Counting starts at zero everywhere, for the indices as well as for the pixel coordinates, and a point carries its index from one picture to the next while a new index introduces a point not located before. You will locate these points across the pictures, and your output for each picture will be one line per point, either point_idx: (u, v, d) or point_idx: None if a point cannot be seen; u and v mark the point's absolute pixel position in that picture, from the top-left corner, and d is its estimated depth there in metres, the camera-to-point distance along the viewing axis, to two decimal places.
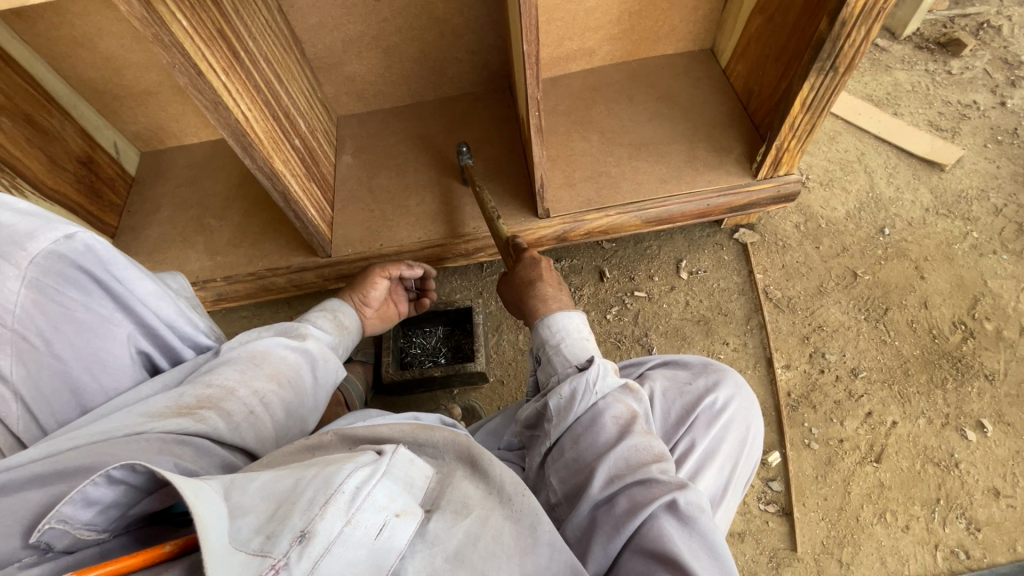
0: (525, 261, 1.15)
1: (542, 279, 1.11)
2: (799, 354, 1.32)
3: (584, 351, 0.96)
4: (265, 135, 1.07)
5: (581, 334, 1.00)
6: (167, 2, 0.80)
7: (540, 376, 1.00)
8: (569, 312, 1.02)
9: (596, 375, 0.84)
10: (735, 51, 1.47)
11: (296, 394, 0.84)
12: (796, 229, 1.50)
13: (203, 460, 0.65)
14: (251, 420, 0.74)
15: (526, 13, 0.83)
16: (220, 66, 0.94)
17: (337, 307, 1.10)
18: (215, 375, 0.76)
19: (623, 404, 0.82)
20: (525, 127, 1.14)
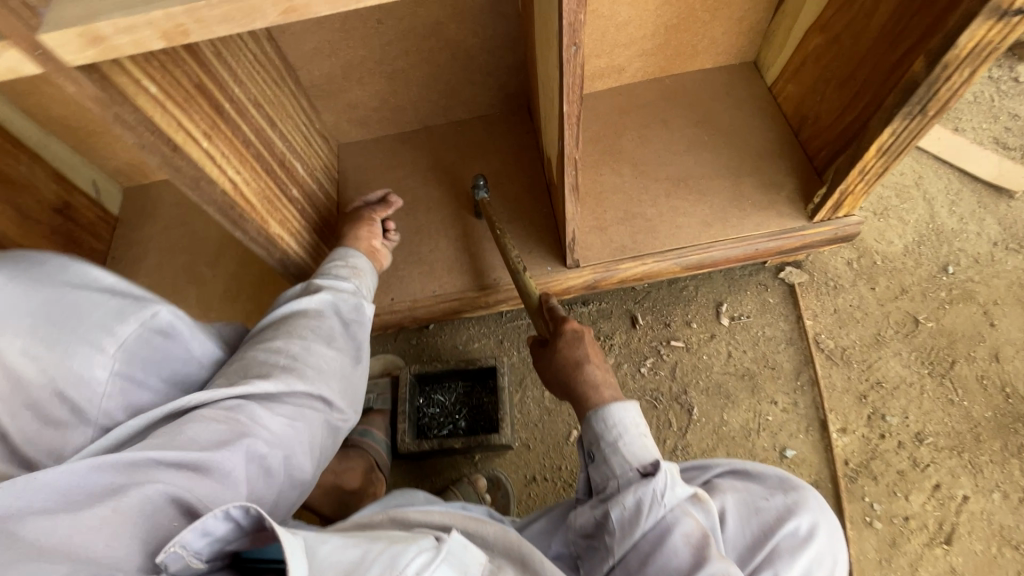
0: (567, 336, 1.02)
1: (588, 361, 1.00)
2: (857, 416, 1.19)
3: (645, 452, 0.87)
4: (259, 199, 0.94)
5: (638, 428, 0.90)
6: (129, 70, 0.67)
7: (591, 475, 0.91)
8: (624, 404, 0.92)
9: (663, 485, 0.79)
10: (785, 69, 1.31)
11: (331, 342, 0.92)
12: (848, 266, 1.36)
13: (256, 419, 0.75)
14: (291, 372, 0.83)
15: (567, 73, 0.68)
16: (202, 131, 0.80)
17: (347, 254, 1.08)
18: (252, 350, 0.86)
19: (693, 519, 0.77)
20: (557, 180, 0.99)
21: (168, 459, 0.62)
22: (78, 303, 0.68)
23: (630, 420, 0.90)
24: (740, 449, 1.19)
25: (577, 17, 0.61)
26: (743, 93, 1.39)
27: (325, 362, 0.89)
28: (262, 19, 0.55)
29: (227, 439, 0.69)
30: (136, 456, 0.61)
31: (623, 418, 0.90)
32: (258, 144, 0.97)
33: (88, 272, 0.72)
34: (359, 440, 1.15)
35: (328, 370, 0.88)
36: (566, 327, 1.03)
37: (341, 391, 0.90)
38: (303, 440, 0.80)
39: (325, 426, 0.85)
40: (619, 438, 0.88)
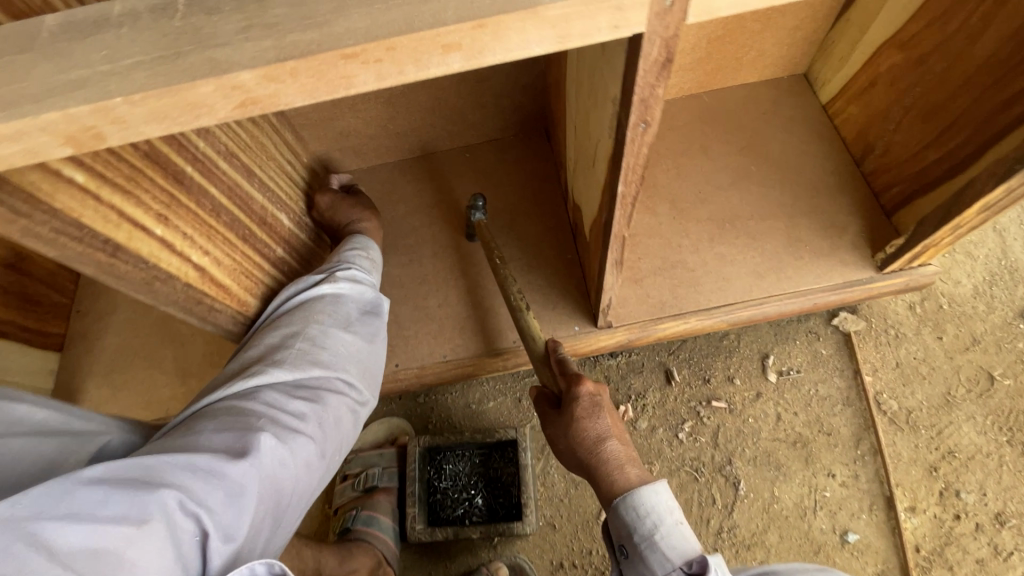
0: (583, 405, 0.82)
1: (608, 434, 0.82)
2: (927, 493, 1.06)
3: (688, 544, 0.73)
4: (236, 278, 0.78)
5: (673, 512, 0.75)
6: (38, 166, 0.51)
7: (628, 573, 0.76)
8: (654, 486, 0.76)
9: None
10: (847, 86, 1.12)
11: (348, 326, 0.85)
12: (910, 311, 1.20)
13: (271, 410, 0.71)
14: (307, 360, 0.78)
15: (628, 155, 0.52)
16: (156, 214, 0.63)
17: (363, 244, 0.97)
18: (264, 337, 0.81)
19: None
20: (594, 246, 0.82)
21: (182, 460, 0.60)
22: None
23: (665, 506, 0.75)
24: (794, 532, 1.05)
25: (653, 91, 0.45)
26: (793, 113, 1.20)
27: (343, 347, 0.83)
28: (213, 116, 0.39)
29: (245, 438, 0.66)
30: (149, 461, 0.59)
31: (657, 506, 0.75)
32: (237, 207, 0.80)
33: (9, 409, 0.60)
34: (364, 532, 1.01)
35: (347, 354, 0.84)
36: (581, 392, 0.83)
37: (361, 375, 0.86)
38: (325, 427, 0.77)
39: (349, 409, 0.82)
40: (656, 530, 0.74)
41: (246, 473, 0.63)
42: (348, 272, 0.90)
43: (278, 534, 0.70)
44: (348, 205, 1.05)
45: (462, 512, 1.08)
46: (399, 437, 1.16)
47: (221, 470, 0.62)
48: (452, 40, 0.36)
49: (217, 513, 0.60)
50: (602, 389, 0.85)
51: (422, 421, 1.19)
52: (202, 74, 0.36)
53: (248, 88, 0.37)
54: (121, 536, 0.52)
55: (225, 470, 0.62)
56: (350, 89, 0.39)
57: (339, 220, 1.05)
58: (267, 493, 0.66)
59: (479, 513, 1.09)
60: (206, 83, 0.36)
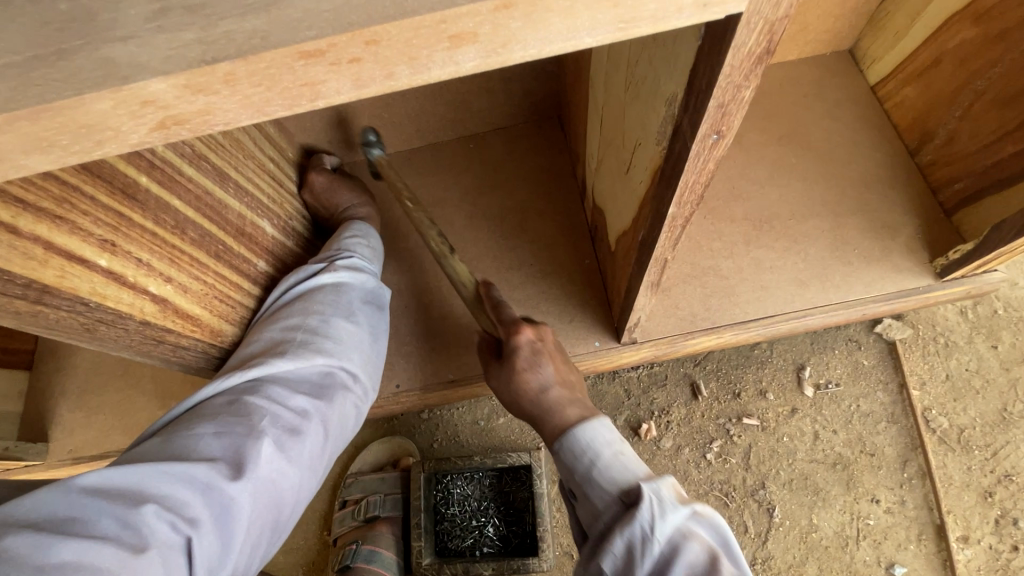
0: (524, 355, 0.71)
1: (552, 383, 0.72)
2: (981, 521, 0.97)
3: (632, 472, 0.63)
4: (209, 303, 0.67)
5: (614, 443, 0.67)
6: None
7: (579, 517, 0.67)
8: (592, 420, 0.68)
9: (650, 517, 0.57)
10: (905, 62, 0.97)
11: (352, 316, 0.76)
12: (961, 317, 1.08)
13: (273, 410, 0.62)
14: (307, 355, 0.68)
15: (687, 173, 0.40)
16: (100, 241, 0.52)
17: (360, 230, 0.87)
18: (259, 328, 0.72)
19: (697, 542, 0.56)
20: (624, 261, 0.70)
21: (173, 472, 0.53)
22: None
23: (605, 438, 0.67)
24: (834, 563, 0.98)
25: (738, 92, 0.33)
26: (837, 95, 1.07)
27: (349, 339, 0.74)
28: (122, 141, 0.27)
29: (241, 445, 0.58)
30: (134, 473, 0.51)
31: (593, 441, 0.66)
32: (214, 217, 0.68)
33: None
34: (366, 570, 0.93)
35: (353, 346, 0.74)
36: (521, 341, 0.71)
37: (367, 368, 0.77)
38: (330, 427, 0.68)
39: (355, 406, 0.74)
40: (594, 466, 0.65)
41: (243, 487, 0.56)
42: (349, 258, 0.80)
43: (278, 541, 0.64)
44: (347, 187, 0.94)
45: (472, 542, 1.00)
46: (402, 460, 1.07)
47: (216, 484, 0.54)
48: (464, 28, 0.25)
49: (210, 532, 0.53)
50: (541, 329, 0.74)
51: (427, 440, 1.10)
52: (93, 86, 0.24)
53: (166, 103, 0.25)
54: (116, 561, 0.45)
55: (218, 484, 0.54)
56: (318, 100, 0.27)
57: (336, 204, 0.94)
58: (265, 505, 0.59)
59: (491, 542, 1.00)
60: (98, 98, 0.24)
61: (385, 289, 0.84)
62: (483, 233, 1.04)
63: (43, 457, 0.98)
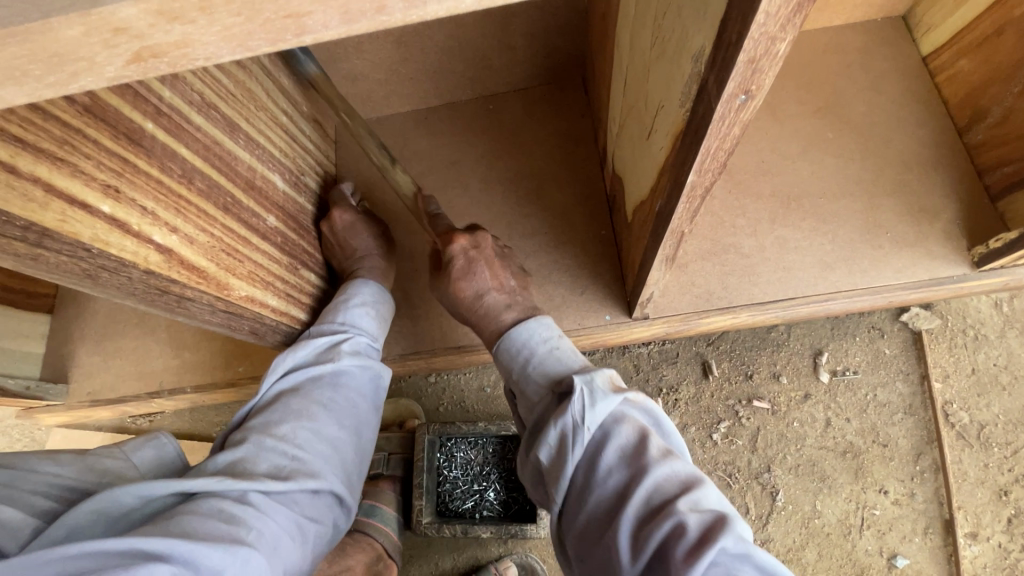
0: (458, 263, 0.78)
1: (488, 290, 0.78)
2: (993, 519, 0.95)
3: (566, 363, 0.68)
4: (216, 260, 0.65)
5: (550, 339, 0.72)
6: None
7: (521, 414, 0.72)
8: (529, 321, 0.73)
9: (581, 405, 0.59)
10: (966, 31, 0.89)
11: (348, 421, 0.73)
12: (994, 310, 1.03)
13: (273, 517, 0.58)
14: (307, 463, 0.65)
15: (709, 138, 0.37)
16: (103, 186, 0.51)
17: (370, 289, 0.85)
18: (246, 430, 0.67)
19: (629, 423, 0.59)
20: (641, 234, 0.67)
21: (182, 550, 0.48)
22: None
23: (542, 335, 0.72)
24: (835, 551, 0.97)
25: (772, 45, 0.29)
26: (886, 66, 0.99)
27: (342, 446, 0.71)
28: (99, 74, 0.25)
29: (238, 538, 0.53)
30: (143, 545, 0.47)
31: (531, 339, 0.72)
32: (218, 170, 0.66)
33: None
34: (365, 523, 0.95)
35: (344, 457, 0.71)
36: (454, 250, 0.78)
37: (352, 480, 0.72)
38: (310, 546, 0.63)
39: (334, 527, 0.68)
40: (530, 360, 0.70)
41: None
42: (355, 340, 0.78)
43: None
44: (368, 231, 0.91)
45: (473, 504, 1.02)
46: (407, 421, 1.09)
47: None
48: None
49: None
50: (481, 235, 0.81)
51: (433, 404, 1.11)
52: (60, 10, 0.22)
53: (140, 32, 0.23)
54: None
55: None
56: (304, 36, 0.25)
57: (352, 246, 0.90)
58: None
59: (490, 507, 1.01)
60: (68, 23, 0.22)
61: (382, 390, 0.82)
62: (498, 199, 1.01)
63: (63, 398, 1.03)
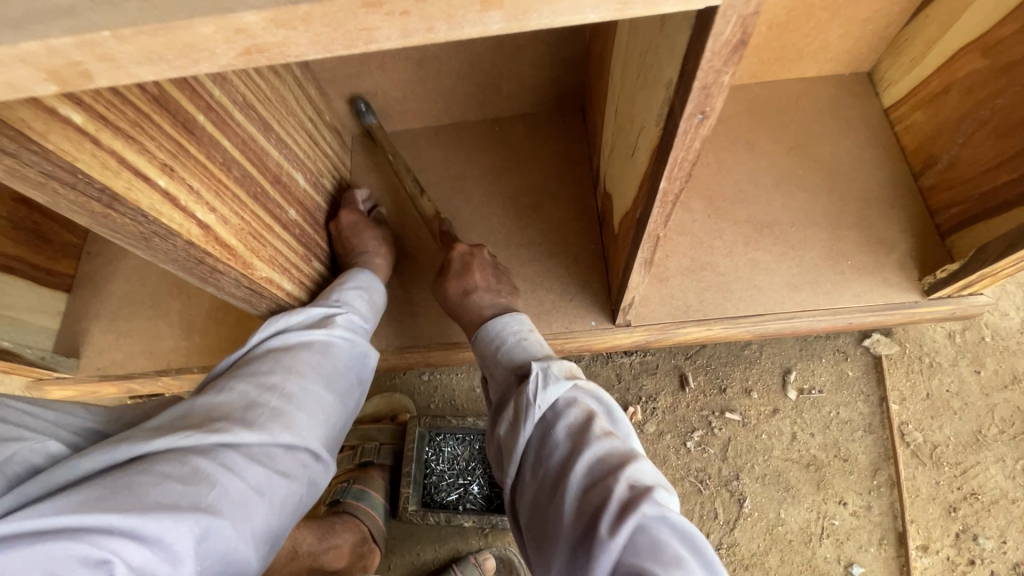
0: (455, 265, 0.90)
1: (477, 289, 0.86)
2: (943, 533, 1.01)
3: (532, 351, 0.75)
4: (244, 240, 0.72)
5: (522, 331, 0.78)
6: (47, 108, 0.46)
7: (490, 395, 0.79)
8: (504, 315, 0.80)
9: (536, 386, 0.66)
10: (918, 90, 1.02)
11: (321, 387, 0.78)
12: (948, 340, 1.12)
13: (237, 479, 0.62)
14: (278, 422, 0.70)
15: (676, 149, 0.46)
16: (160, 164, 0.59)
17: (365, 278, 0.92)
18: (231, 384, 0.73)
19: (578, 407, 0.65)
20: (624, 242, 0.75)
21: (130, 526, 0.51)
22: (9, 454, 0.59)
23: (512, 328, 0.78)
24: (797, 557, 1.02)
25: (719, 76, 0.39)
26: (853, 116, 1.11)
27: (316, 409, 0.76)
28: (214, 61, 0.34)
29: (193, 501, 0.58)
30: (88, 520, 0.50)
31: (502, 330, 0.78)
32: (249, 165, 0.75)
33: None
34: (354, 506, 0.99)
35: (318, 418, 0.76)
36: (452, 254, 0.91)
37: (328, 439, 0.77)
38: (282, 503, 0.68)
39: (310, 483, 0.73)
40: (499, 348, 0.77)
41: (192, 553, 0.55)
42: (345, 318, 0.84)
43: None
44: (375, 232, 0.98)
45: (457, 498, 1.06)
46: (399, 415, 1.15)
47: (173, 550, 0.53)
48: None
49: None
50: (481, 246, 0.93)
51: (425, 401, 1.17)
52: (201, 13, 0.30)
53: (254, 33, 0.32)
54: None
55: (172, 545, 0.53)
56: (371, 44, 0.34)
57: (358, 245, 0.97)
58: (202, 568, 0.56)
59: (473, 500, 1.06)
60: (204, 22, 0.31)
61: (369, 360, 0.88)
62: (498, 211, 1.10)
63: (75, 371, 1.08)
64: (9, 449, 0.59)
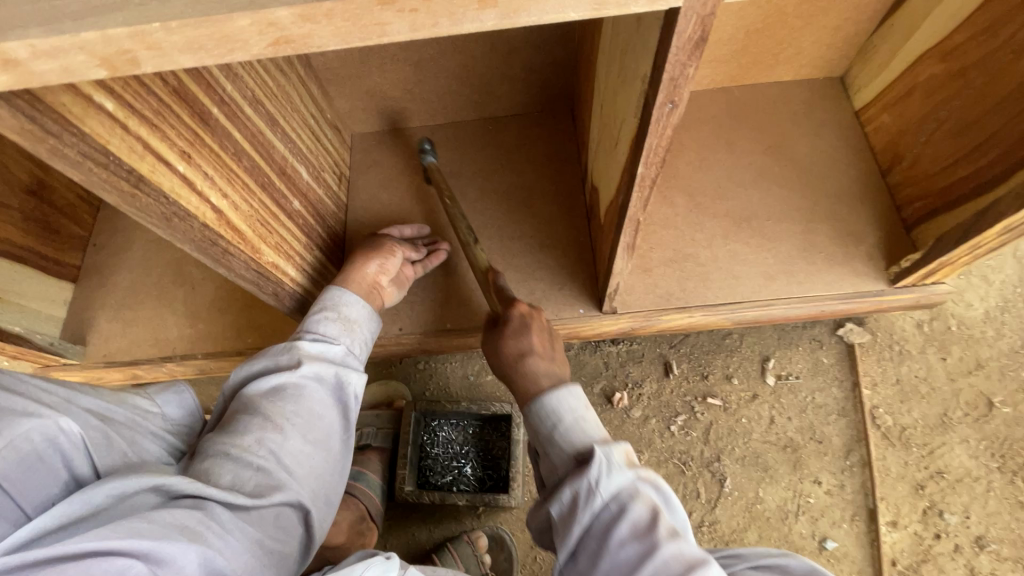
0: (513, 325, 0.85)
1: (534, 356, 0.82)
2: (910, 510, 1.07)
3: (590, 435, 0.70)
4: (252, 226, 0.77)
5: (577, 408, 0.73)
6: (83, 97, 0.51)
7: (538, 470, 0.75)
8: (561, 389, 0.74)
9: (596, 474, 0.62)
10: (884, 94, 1.09)
11: (311, 433, 0.76)
12: (916, 329, 1.18)
13: (235, 533, 0.60)
14: (269, 480, 0.68)
15: (651, 135, 0.52)
16: (179, 150, 0.63)
17: (341, 297, 0.89)
18: (217, 438, 0.71)
19: (641, 500, 0.61)
20: (609, 230, 0.81)
21: (146, 548, 0.51)
22: (20, 432, 0.53)
23: (569, 405, 0.73)
24: (774, 533, 1.08)
25: (684, 69, 0.45)
26: (825, 117, 1.18)
27: (308, 459, 0.74)
28: (246, 51, 0.39)
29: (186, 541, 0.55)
30: (108, 543, 0.50)
31: (558, 407, 0.73)
32: (257, 156, 0.80)
33: None
34: (353, 486, 1.04)
35: (309, 471, 0.73)
36: (512, 313, 0.87)
37: (320, 481, 0.75)
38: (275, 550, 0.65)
39: (302, 541, 0.71)
40: (555, 427, 0.71)
41: None
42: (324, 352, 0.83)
43: None
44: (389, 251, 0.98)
45: (451, 479, 1.11)
46: (396, 401, 1.20)
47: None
48: None
49: None
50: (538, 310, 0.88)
51: (420, 388, 1.22)
52: (240, 9, 0.35)
53: (283, 26, 0.37)
54: None
55: None
56: (383, 37, 0.39)
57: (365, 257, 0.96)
58: None
59: (466, 481, 1.11)
60: (242, 18, 0.36)
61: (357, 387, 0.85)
62: (491, 206, 1.16)
63: (81, 358, 1.11)
64: (21, 426, 0.54)
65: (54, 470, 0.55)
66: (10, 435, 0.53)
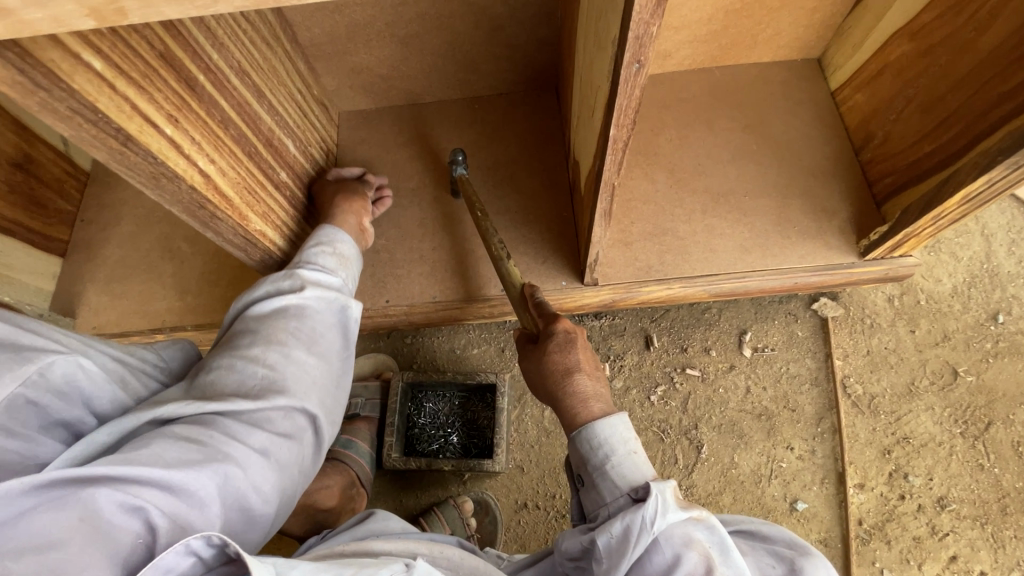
0: (558, 339, 0.84)
1: (578, 370, 0.82)
2: (877, 472, 1.12)
3: (639, 472, 0.74)
4: (240, 193, 0.78)
5: (628, 441, 0.76)
6: (70, 55, 0.53)
7: (585, 502, 0.78)
8: (611, 417, 0.78)
9: (653, 512, 0.65)
10: (858, 73, 1.12)
11: (315, 346, 0.78)
12: (887, 303, 1.23)
13: (245, 442, 0.62)
14: (274, 387, 0.70)
15: (620, 97, 0.55)
16: (166, 114, 0.65)
17: (333, 233, 0.90)
18: (218, 361, 0.72)
19: (695, 548, 0.63)
20: (588, 200, 0.84)
21: (160, 475, 0.52)
22: (48, 362, 0.56)
23: (619, 437, 0.76)
24: (747, 495, 1.13)
25: (648, 28, 0.47)
26: (803, 96, 1.21)
27: (314, 370, 0.76)
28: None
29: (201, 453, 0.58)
30: (123, 471, 0.50)
31: (610, 438, 0.76)
32: (243, 125, 0.81)
33: None
34: (343, 454, 1.07)
35: (315, 381, 0.76)
36: (557, 329, 0.85)
37: (323, 393, 0.77)
38: (289, 458, 0.68)
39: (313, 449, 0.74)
40: (607, 458, 0.75)
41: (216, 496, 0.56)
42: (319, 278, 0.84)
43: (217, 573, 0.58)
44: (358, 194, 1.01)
45: (437, 448, 1.14)
46: (384, 373, 1.22)
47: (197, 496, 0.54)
48: None
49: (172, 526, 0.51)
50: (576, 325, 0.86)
51: (408, 361, 1.25)
52: None
53: None
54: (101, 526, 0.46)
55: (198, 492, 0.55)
56: None
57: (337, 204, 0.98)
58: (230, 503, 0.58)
59: (453, 449, 1.14)
60: None
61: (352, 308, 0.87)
62: (476, 182, 1.18)
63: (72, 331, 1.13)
64: (49, 357, 0.56)
65: (75, 401, 0.58)
66: (40, 364, 0.55)
